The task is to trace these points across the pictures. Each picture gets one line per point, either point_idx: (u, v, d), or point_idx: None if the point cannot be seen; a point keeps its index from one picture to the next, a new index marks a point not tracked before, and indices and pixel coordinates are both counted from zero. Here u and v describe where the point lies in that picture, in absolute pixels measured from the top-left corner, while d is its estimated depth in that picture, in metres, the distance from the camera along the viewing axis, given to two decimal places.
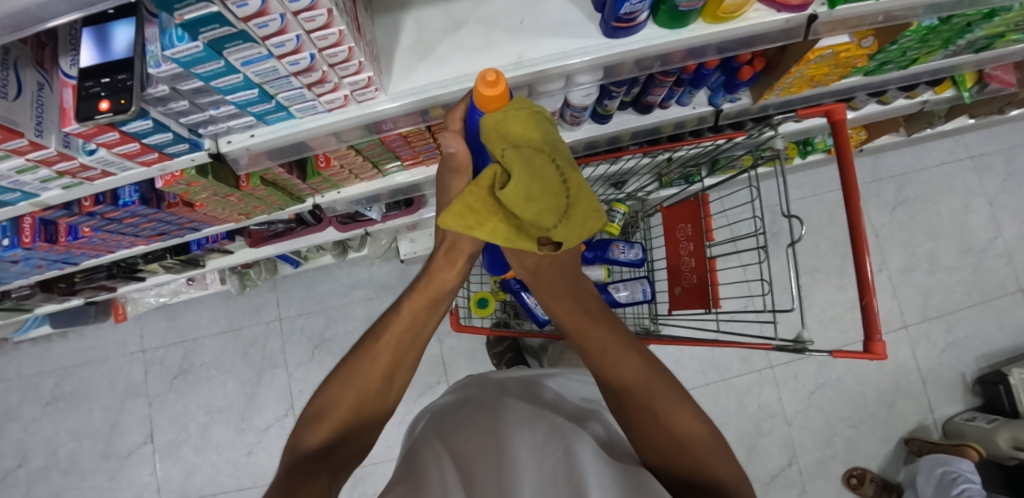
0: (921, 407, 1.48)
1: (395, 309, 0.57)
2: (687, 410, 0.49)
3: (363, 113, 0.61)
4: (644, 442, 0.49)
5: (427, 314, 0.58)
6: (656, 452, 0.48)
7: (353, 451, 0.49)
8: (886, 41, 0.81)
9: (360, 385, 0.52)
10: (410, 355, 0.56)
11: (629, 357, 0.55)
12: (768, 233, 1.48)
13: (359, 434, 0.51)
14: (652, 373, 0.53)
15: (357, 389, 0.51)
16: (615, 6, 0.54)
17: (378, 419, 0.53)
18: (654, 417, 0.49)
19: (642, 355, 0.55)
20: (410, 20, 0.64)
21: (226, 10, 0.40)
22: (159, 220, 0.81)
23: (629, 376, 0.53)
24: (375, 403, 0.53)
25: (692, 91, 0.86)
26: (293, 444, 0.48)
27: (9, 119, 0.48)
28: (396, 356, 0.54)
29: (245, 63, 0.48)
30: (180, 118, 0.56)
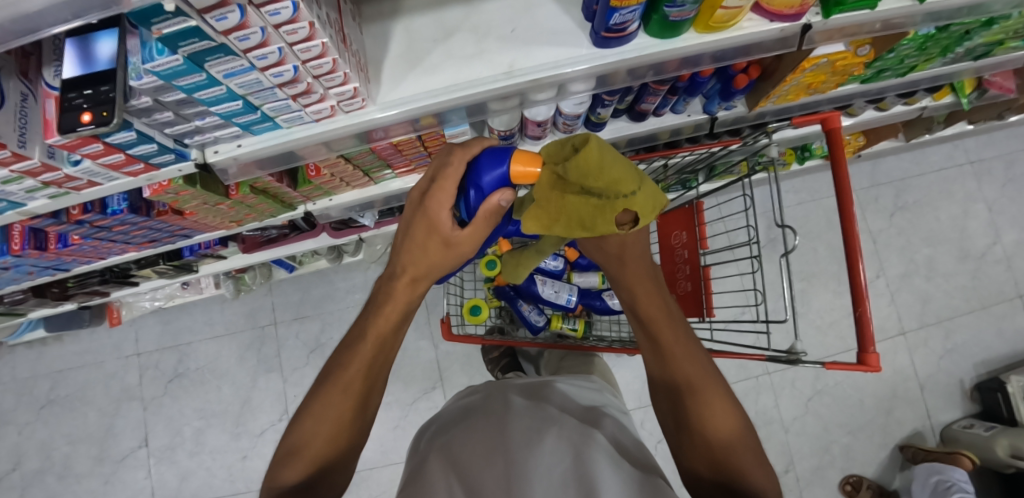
0: (918, 413, 1.47)
1: (360, 337, 0.54)
2: (732, 412, 0.47)
3: (352, 123, 0.60)
4: (688, 447, 0.47)
5: (392, 336, 0.56)
6: (700, 459, 0.46)
7: (333, 481, 0.49)
8: (883, 49, 0.80)
9: (334, 417, 0.50)
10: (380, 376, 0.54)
11: (683, 357, 0.51)
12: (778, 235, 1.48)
13: (337, 462, 0.49)
14: (709, 378, 0.50)
15: (331, 419, 0.50)
16: (605, 16, 0.54)
17: (353, 443, 0.51)
18: (697, 419, 0.47)
19: (700, 359, 0.51)
20: (400, 26, 0.62)
21: (205, 24, 0.40)
22: (150, 227, 0.81)
23: (688, 380, 0.50)
24: (352, 430, 0.51)
25: (686, 99, 0.85)
26: (269, 481, 0.48)
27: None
28: (364, 381, 0.53)
29: (227, 75, 0.47)
30: (165, 128, 0.56)
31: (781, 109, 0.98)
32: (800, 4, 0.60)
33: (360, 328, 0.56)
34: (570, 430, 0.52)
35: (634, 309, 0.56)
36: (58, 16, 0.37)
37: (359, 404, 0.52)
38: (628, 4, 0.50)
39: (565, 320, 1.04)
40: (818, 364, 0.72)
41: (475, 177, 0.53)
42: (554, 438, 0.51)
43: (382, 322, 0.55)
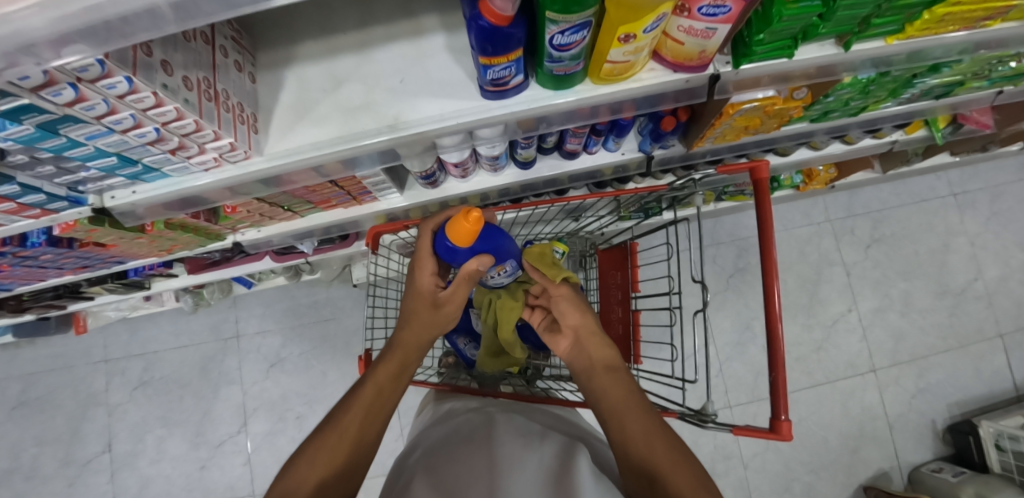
0: (886, 453, 1.42)
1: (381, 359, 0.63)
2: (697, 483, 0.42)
3: (241, 173, 0.60)
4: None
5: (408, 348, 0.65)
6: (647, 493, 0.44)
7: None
8: (820, 94, 0.77)
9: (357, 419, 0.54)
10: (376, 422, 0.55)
11: (638, 421, 0.49)
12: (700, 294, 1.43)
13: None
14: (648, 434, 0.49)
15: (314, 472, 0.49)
16: (481, 72, 0.52)
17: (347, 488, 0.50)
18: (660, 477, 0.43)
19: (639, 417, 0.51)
20: (293, 76, 0.62)
21: (40, 100, 0.41)
22: (78, 257, 0.82)
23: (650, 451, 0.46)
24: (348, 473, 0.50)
25: (615, 139, 0.82)
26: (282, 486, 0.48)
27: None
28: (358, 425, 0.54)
29: (89, 138, 0.48)
30: (54, 178, 0.56)
31: (730, 146, 0.94)
32: (700, 56, 0.57)
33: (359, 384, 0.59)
34: (554, 449, 0.53)
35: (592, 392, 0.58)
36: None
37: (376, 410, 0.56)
38: (499, 60, 0.49)
39: None
40: (727, 427, 0.69)
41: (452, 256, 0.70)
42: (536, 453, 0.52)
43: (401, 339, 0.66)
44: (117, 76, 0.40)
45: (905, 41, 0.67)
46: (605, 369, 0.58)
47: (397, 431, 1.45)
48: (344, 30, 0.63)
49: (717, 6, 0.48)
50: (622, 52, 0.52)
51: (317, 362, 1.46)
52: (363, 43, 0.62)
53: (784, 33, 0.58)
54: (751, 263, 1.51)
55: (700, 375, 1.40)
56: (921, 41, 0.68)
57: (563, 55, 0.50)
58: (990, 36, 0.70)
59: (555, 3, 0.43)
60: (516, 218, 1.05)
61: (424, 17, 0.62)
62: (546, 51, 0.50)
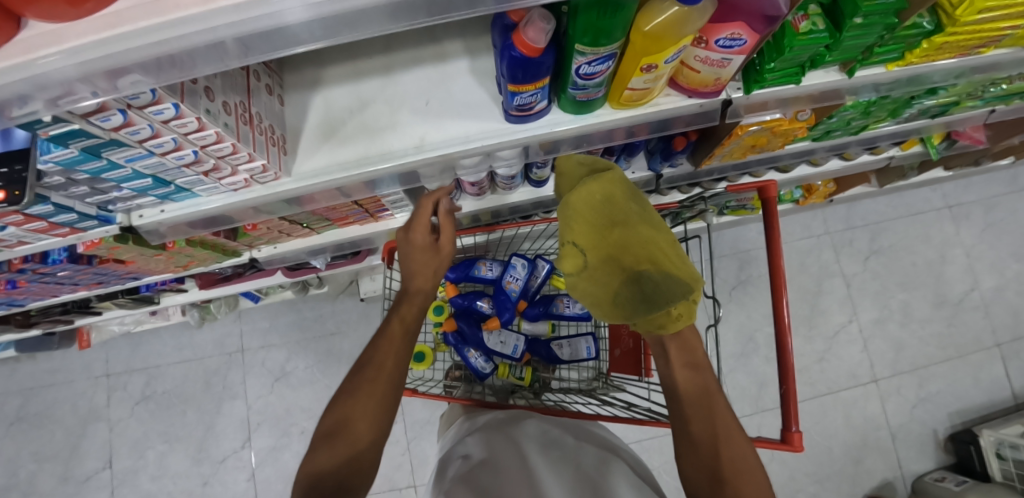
0: (889, 463, 1.44)
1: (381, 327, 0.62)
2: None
3: (269, 192, 0.62)
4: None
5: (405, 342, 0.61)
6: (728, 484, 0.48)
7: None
8: (824, 115, 0.80)
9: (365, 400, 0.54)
10: (382, 407, 0.54)
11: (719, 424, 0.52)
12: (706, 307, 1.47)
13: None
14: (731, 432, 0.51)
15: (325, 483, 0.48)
16: (508, 98, 0.55)
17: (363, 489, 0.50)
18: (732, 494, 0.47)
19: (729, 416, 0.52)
20: (319, 98, 0.64)
21: (89, 125, 0.41)
22: (95, 273, 0.82)
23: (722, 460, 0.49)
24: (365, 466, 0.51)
25: (627, 158, 0.85)
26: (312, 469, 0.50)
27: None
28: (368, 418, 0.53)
29: (129, 160, 0.49)
30: (85, 198, 0.57)
31: (735, 164, 0.98)
32: (714, 83, 0.60)
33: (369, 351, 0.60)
34: (588, 465, 0.56)
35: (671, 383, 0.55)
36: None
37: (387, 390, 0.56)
38: (528, 88, 0.52)
39: (511, 370, 1.06)
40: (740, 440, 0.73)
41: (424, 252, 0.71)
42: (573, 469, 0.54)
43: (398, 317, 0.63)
44: (166, 102, 0.41)
45: (905, 67, 0.70)
46: (684, 355, 0.56)
47: (404, 445, 1.45)
48: (370, 55, 0.65)
49: (734, 39, 0.51)
50: (643, 80, 0.54)
51: (323, 376, 1.46)
52: (388, 66, 0.64)
53: (792, 61, 0.61)
54: (753, 275, 1.54)
55: None
56: (919, 66, 0.71)
57: (588, 83, 0.53)
58: (984, 61, 0.73)
59: (585, 36, 0.45)
60: (527, 233, 1.08)
61: (448, 42, 0.64)
62: (572, 78, 0.52)
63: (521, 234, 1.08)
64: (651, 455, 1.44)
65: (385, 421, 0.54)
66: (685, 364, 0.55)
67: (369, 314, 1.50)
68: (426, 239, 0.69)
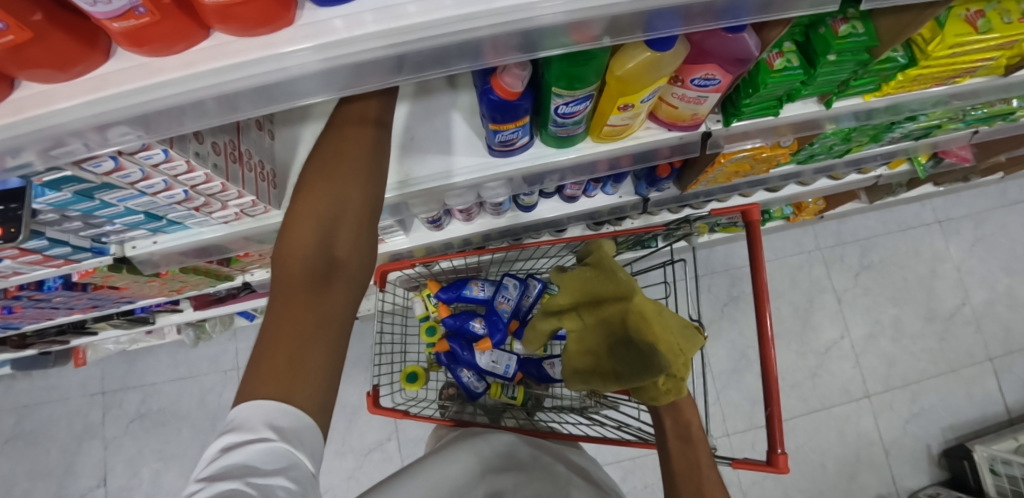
0: (883, 479, 1.44)
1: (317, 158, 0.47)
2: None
3: (260, 224, 0.63)
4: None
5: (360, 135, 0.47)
6: None
7: (329, 387, 0.39)
8: (805, 142, 0.81)
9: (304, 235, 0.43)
10: (370, 152, 0.47)
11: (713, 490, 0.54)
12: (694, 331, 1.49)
13: (313, 381, 0.37)
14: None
15: (294, 303, 0.39)
16: (490, 135, 0.56)
17: (345, 308, 0.42)
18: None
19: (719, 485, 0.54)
20: (309, 131, 0.65)
21: (81, 171, 0.43)
22: (90, 298, 0.83)
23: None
24: (346, 281, 0.43)
25: (613, 184, 0.87)
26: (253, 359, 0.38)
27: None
28: (351, 233, 0.44)
29: (121, 200, 0.50)
30: (79, 232, 0.58)
31: (721, 187, 1.00)
32: (692, 118, 0.62)
33: (316, 153, 0.47)
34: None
35: (676, 433, 0.59)
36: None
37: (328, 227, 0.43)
38: (508, 127, 0.53)
39: (504, 389, 1.05)
40: (728, 460, 0.75)
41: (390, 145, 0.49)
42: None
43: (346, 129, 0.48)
44: (156, 148, 0.43)
45: (881, 97, 0.72)
46: (678, 428, 0.60)
47: (397, 462, 1.45)
48: None
49: (709, 79, 0.54)
50: (621, 118, 0.56)
51: None
52: None
53: (771, 94, 0.62)
54: (745, 292, 1.55)
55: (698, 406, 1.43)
56: (894, 96, 0.72)
57: (567, 121, 0.55)
58: (960, 89, 0.75)
59: (560, 81, 0.47)
60: (519, 254, 1.09)
61: (433, 77, 0.66)
62: (552, 117, 0.54)
63: (514, 254, 1.09)
64: (645, 472, 1.44)
65: (365, 240, 0.45)
66: (678, 435, 0.59)
67: (363, 331, 1.51)
68: (377, 133, 0.48)
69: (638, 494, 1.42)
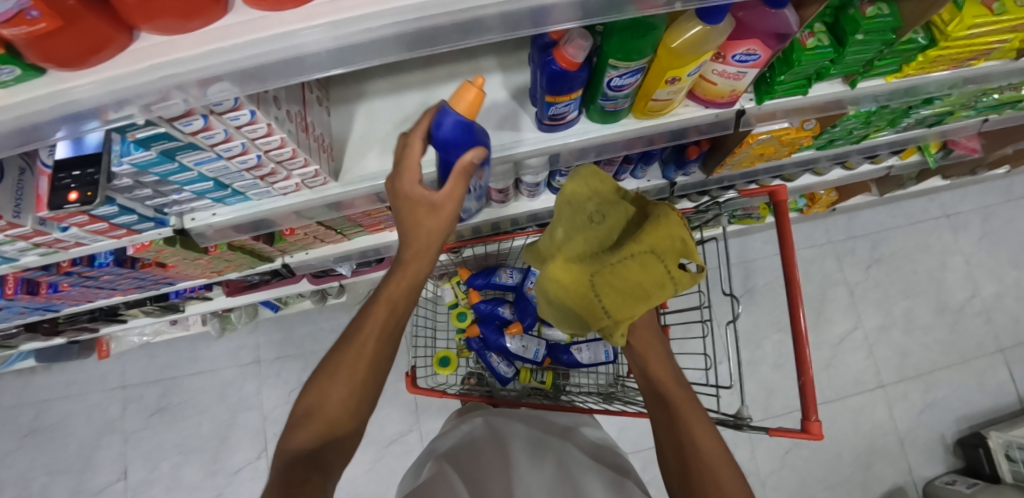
0: (899, 469, 1.45)
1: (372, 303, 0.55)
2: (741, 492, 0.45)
3: (317, 197, 0.66)
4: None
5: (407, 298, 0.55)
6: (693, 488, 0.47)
7: None
8: (828, 124, 0.85)
9: (342, 384, 0.51)
10: (410, 316, 0.55)
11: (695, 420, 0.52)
12: (726, 303, 1.56)
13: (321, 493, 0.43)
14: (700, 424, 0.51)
15: (317, 445, 0.47)
16: (543, 108, 0.60)
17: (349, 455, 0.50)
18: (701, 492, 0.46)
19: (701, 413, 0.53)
20: (364, 110, 0.69)
21: (173, 129, 0.45)
22: (134, 277, 0.86)
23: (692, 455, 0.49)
24: (354, 431, 0.50)
25: (643, 167, 0.90)
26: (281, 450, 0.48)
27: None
28: (376, 387, 0.52)
29: (198, 164, 0.53)
30: (145, 201, 0.61)
31: (742, 173, 1.03)
32: (730, 94, 0.65)
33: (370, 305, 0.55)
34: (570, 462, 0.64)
35: (645, 370, 0.59)
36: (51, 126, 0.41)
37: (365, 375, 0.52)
38: (563, 99, 0.57)
39: (533, 373, 1.10)
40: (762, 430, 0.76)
41: (438, 142, 0.49)
42: (556, 465, 0.63)
43: (397, 285, 0.54)
44: (245, 109, 0.45)
45: (902, 79, 0.76)
46: (644, 363, 0.60)
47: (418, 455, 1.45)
48: (409, 70, 0.70)
49: (749, 54, 0.57)
50: (667, 92, 0.59)
51: None
52: (428, 80, 0.69)
53: (800, 74, 0.66)
54: (759, 284, 1.57)
55: (729, 382, 1.46)
56: (914, 78, 0.76)
57: (617, 95, 0.58)
58: (975, 72, 0.79)
59: (618, 52, 0.51)
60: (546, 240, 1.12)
61: (483, 59, 0.69)
62: (603, 90, 0.57)
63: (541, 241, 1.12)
64: None
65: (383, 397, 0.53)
66: (647, 374, 0.59)
67: None
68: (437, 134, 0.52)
69: (658, 485, 1.43)
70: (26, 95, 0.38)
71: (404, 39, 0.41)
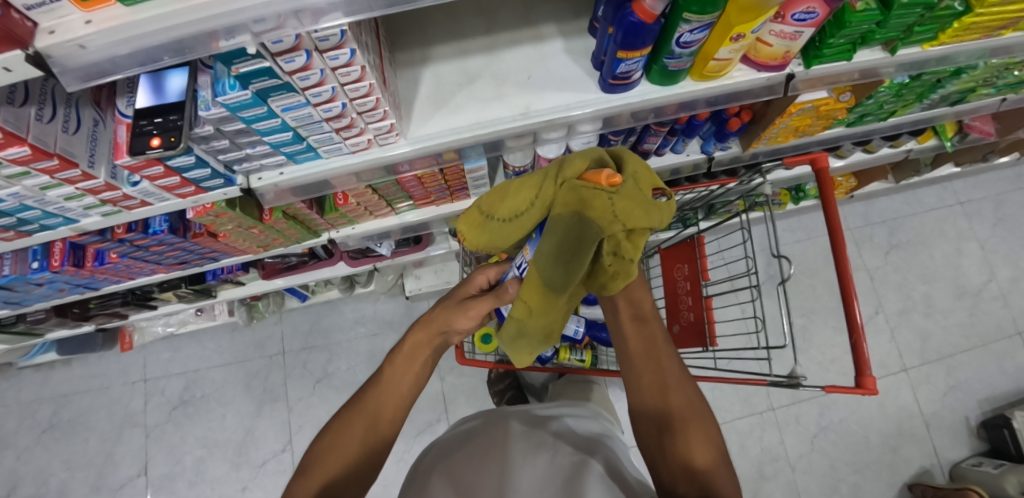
0: (925, 451, 1.46)
1: (380, 373, 0.62)
2: (710, 443, 0.51)
3: (384, 155, 0.67)
4: (668, 460, 0.51)
5: (405, 368, 0.61)
6: (677, 465, 0.50)
7: None
8: (863, 95, 0.89)
9: (345, 438, 0.55)
10: (406, 383, 0.60)
11: (681, 393, 0.55)
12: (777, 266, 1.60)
13: None
14: (686, 394, 0.56)
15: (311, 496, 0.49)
16: (611, 66, 0.62)
17: None
18: (679, 442, 0.51)
19: (685, 381, 0.57)
20: (429, 72, 0.71)
21: (276, 65, 0.46)
22: (183, 249, 0.86)
23: (671, 410, 0.54)
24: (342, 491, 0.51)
25: (685, 140, 0.93)
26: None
27: (13, 125, 0.48)
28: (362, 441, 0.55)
29: (285, 109, 0.54)
30: (219, 155, 0.61)
31: (772, 150, 1.05)
32: (783, 56, 0.68)
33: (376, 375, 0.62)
34: (562, 456, 0.61)
35: (631, 321, 0.61)
36: (167, 48, 0.43)
37: (368, 434, 0.55)
38: (633, 55, 0.59)
39: (572, 352, 1.10)
40: (815, 389, 0.76)
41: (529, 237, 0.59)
42: (546, 461, 0.60)
43: (399, 355, 0.62)
44: (347, 47, 0.47)
45: (936, 47, 0.79)
46: (632, 309, 0.61)
47: None
48: (472, 36, 0.73)
49: (808, 12, 0.59)
50: (729, 51, 0.62)
51: (364, 376, 1.47)
52: (491, 46, 0.72)
53: (848, 38, 0.69)
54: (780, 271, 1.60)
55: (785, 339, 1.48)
56: (946, 47, 0.80)
57: (683, 52, 0.60)
58: (1003, 42, 0.82)
59: (694, 5, 0.52)
60: None
61: (543, 26, 0.72)
62: (671, 48, 0.60)
63: None
64: None
65: (369, 463, 0.54)
66: (632, 317, 0.61)
67: (411, 314, 1.52)
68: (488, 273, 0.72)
69: None
70: (153, 11, 0.40)
71: None
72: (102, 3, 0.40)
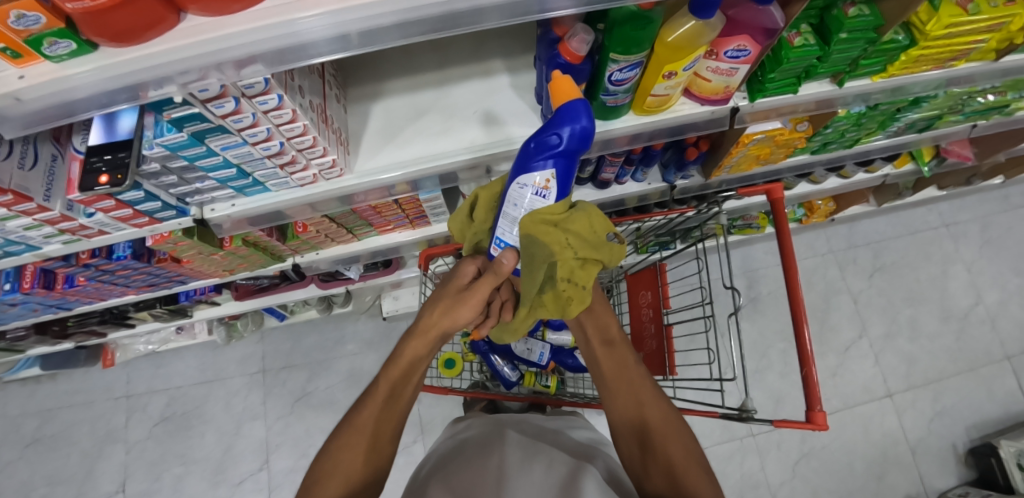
0: (911, 479, 1.43)
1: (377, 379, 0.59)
2: (691, 455, 0.52)
3: (333, 188, 0.69)
4: (649, 470, 0.51)
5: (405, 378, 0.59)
6: (659, 477, 0.50)
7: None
8: (819, 125, 0.89)
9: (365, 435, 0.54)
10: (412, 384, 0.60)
11: (656, 406, 0.56)
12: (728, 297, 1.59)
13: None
14: (660, 405, 0.57)
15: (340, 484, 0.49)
16: (548, 103, 0.64)
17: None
18: (659, 446, 0.52)
19: (658, 395, 0.58)
20: (380, 107, 0.73)
21: (206, 110, 0.49)
22: (149, 273, 0.88)
23: (647, 423, 0.55)
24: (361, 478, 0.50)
25: (644, 169, 0.94)
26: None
27: None
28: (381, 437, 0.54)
29: (223, 148, 0.56)
30: (169, 189, 0.64)
31: (739, 176, 1.06)
32: (724, 91, 0.69)
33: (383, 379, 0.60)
34: (560, 460, 0.60)
35: (599, 346, 0.64)
36: (99, 99, 0.45)
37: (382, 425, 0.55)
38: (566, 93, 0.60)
39: (538, 378, 1.10)
40: (766, 422, 0.75)
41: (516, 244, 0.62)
42: (545, 465, 0.59)
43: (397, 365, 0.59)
44: (274, 93, 0.50)
45: (886, 78, 0.80)
46: (600, 334, 0.64)
47: None
48: (424, 70, 0.75)
49: (740, 50, 0.60)
50: (665, 87, 0.63)
51: (342, 396, 1.47)
52: (441, 81, 0.74)
53: (789, 72, 0.70)
54: (762, 293, 1.59)
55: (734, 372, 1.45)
56: (898, 78, 0.80)
57: (618, 89, 0.62)
58: (956, 73, 0.82)
59: (618, 46, 0.54)
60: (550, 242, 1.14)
61: (492, 61, 0.74)
62: (605, 86, 0.61)
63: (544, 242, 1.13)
64: None
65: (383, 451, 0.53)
66: (602, 342, 0.64)
67: (390, 334, 1.53)
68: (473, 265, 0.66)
69: None
70: (80, 67, 0.42)
71: (421, 23, 0.45)
72: (34, 60, 0.42)
